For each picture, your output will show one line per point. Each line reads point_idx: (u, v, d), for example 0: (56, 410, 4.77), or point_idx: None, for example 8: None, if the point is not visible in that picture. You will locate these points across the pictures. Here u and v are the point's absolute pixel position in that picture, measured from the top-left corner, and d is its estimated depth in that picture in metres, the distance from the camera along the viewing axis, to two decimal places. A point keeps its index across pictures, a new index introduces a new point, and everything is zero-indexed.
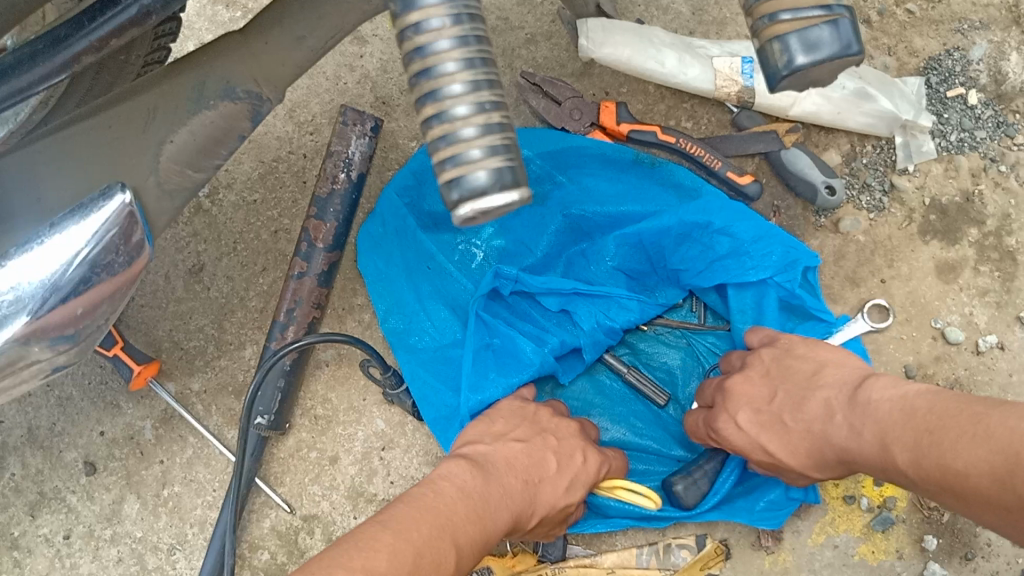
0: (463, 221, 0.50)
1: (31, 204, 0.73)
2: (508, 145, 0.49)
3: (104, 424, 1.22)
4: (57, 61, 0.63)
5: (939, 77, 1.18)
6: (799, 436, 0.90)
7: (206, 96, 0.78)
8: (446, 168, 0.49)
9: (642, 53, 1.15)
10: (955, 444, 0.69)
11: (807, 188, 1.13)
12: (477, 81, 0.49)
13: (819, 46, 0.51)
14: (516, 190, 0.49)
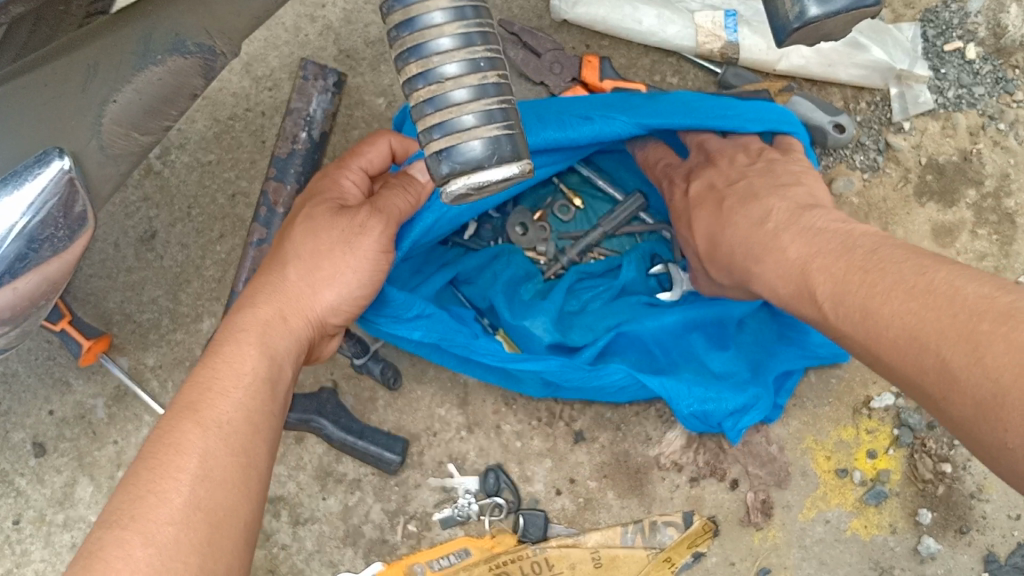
0: (451, 196, 0.43)
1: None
2: (506, 109, 0.42)
3: (53, 402, 1.14)
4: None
5: (936, 30, 1.12)
6: (732, 194, 0.91)
7: (154, 51, 0.70)
8: (434, 138, 0.42)
9: (618, 11, 1.09)
10: (868, 296, 0.67)
11: (815, 133, 1.07)
12: (469, 35, 0.41)
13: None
14: (516, 162, 0.42)
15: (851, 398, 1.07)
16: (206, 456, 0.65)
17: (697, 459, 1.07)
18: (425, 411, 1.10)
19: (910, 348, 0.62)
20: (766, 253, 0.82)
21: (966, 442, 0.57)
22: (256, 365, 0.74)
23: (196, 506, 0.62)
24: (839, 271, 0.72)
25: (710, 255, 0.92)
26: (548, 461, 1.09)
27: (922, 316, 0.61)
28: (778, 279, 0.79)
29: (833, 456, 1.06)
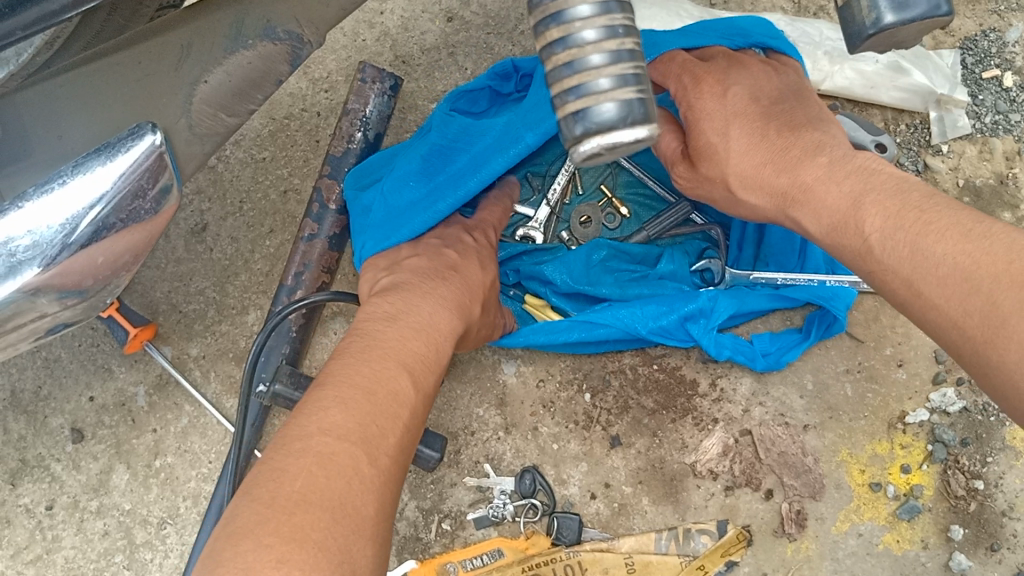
0: (584, 157, 0.45)
1: (52, 143, 0.65)
2: (639, 75, 0.44)
3: (94, 389, 1.16)
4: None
5: (974, 57, 1.15)
6: (779, 116, 0.87)
7: (244, 35, 0.72)
8: (569, 100, 0.44)
9: (669, 27, 1.13)
10: (923, 236, 0.69)
11: (858, 151, 1.09)
12: (607, 2, 0.44)
13: (909, 5, 0.55)
14: (645, 125, 0.44)
15: (887, 412, 1.10)
16: (322, 469, 0.66)
17: (733, 467, 1.09)
18: (463, 410, 1.12)
19: (960, 289, 0.64)
20: (817, 184, 0.81)
21: (1001, 387, 0.61)
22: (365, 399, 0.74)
23: (350, 435, 0.70)
24: (892, 208, 0.73)
25: (742, 182, 0.86)
26: (584, 464, 1.10)
27: (978, 259, 0.64)
28: (823, 210, 0.79)
29: (868, 470, 1.08)
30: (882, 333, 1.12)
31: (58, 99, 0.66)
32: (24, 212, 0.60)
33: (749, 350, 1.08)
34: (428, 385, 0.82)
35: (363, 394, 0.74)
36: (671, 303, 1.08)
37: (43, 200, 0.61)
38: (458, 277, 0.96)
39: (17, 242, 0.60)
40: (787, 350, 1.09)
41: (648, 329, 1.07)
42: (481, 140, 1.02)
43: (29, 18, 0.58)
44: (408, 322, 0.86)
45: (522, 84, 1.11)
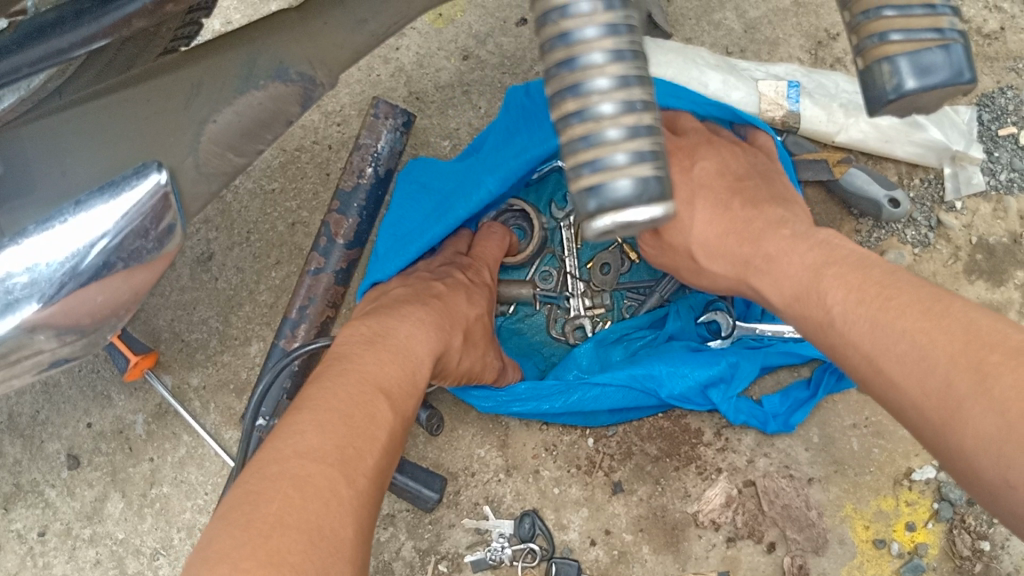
0: (597, 233, 0.45)
1: (55, 178, 0.64)
2: (656, 153, 0.44)
3: (92, 416, 1.14)
4: (104, 22, 0.58)
5: (992, 114, 1.17)
6: (744, 192, 0.90)
7: (256, 75, 0.71)
8: (583, 174, 0.44)
9: (685, 74, 1.14)
10: (883, 311, 0.68)
11: (871, 205, 1.12)
12: (626, 77, 0.43)
13: (931, 70, 0.50)
14: (660, 204, 0.43)
15: (894, 468, 1.08)
16: (291, 500, 0.64)
17: (735, 519, 1.07)
18: (465, 451, 1.11)
19: (917, 368, 0.64)
20: (780, 255, 0.82)
21: (959, 473, 0.61)
22: (341, 417, 0.73)
23: (327, 456, 0.68)
24: (853, 283, 0.73)
25: (711, 254, 0.89)
26: (584, 510, 1.09)
27: (934, 338, 0.64)
28: (787, 281, 0.80)
29: (872, 525, 1.07)
30: None
31: (65, 135, 0.65)
32: (21, 249, 0.59)
33: (761, 412, 1.08)
34: (409, 411, 0.81)
35: (333, 416, 0.72)
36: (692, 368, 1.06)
37: (42, 236, 0.59)
38: (441, 303, 0.96)
39: (15, 278, 0.59)
40: (796, 410, 1.07)
41: (669, 394, 1.05)
42: (455, 178, 1.09)
43: (38, 53, 0.58)
44: (386, 345, 0.85)
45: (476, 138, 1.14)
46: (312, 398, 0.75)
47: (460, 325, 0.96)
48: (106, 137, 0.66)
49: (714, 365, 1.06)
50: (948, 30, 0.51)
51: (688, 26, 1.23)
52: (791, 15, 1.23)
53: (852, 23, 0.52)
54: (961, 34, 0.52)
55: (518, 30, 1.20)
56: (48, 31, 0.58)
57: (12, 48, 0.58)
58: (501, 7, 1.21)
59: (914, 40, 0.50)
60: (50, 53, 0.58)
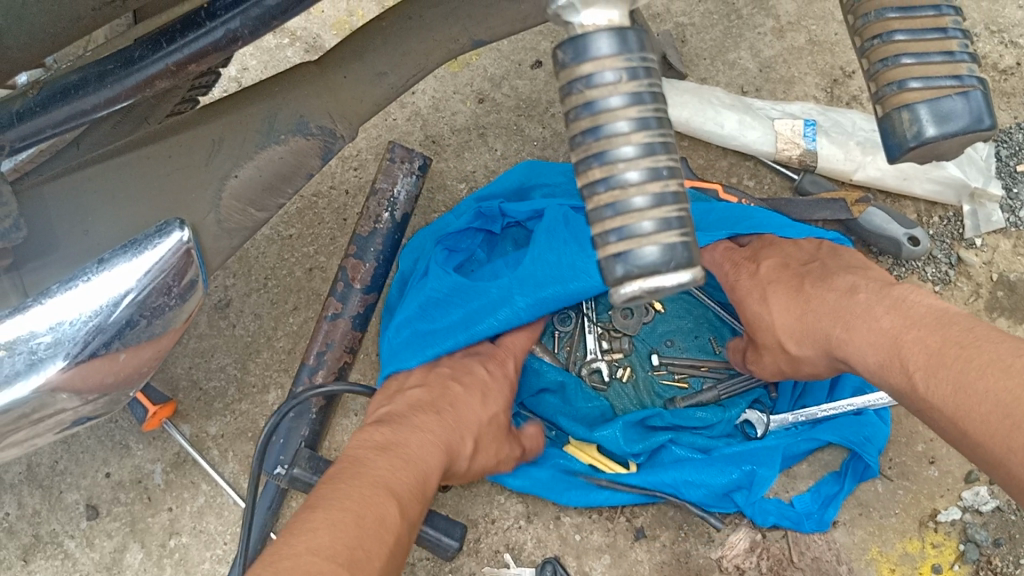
0: (624, 300, 0.43)
1: (77, 236, 0.63)
2: (682, 218, 0.43)
3: (111, 465, 1.14)
4: (126, 83, 0.58)
5: (1010, 150, 1.18)
6: (810, 275, 0.95)
7: (278, 130, 0.72)
8: (610, 241, 0.43)
9: (700, 115, 1.17)
10: (963, 373, 0.71)
11: (890, 243, 1.12)
12: (651, 145, 0.43)
13: (951, 117, 0.53)
14: (689, 270, 0.42)
15: (918, 510, 1.07)
16: None
17: (760, 564, 1.06)
18: (485, 497, 1.10)
19: (1002, 426, 0.66)
20: (857, 320, 0.84)
21: None
22: (350, 517, 0.73)
23: (336, 556, 0.69)
24: (934, 345, 0.75)
25: (799, 337, 0.92)
26: (607, 556, 1.08)
27: (1018, 396, 0.66)
28: (867, 347, 0.82)
29: (898, 568, 1.06)
30: (914, 429, 1.10)
31: (86, 192, 0.64)
32: (44, 309, 0.57)
33: (794, 513, 1.05)
34: (416, 514, 0.81)
35: (351, 517, 0.73)
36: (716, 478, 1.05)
37: (65, 295, 0.57)
38: (452, 410, 0.95)
39: (38, 339, 0.57)
40: (828, 507, 1.05)
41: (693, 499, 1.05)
42: (482, 295, 1.05)
43: (60, 115, 0.58)
44: (398, 453, 0.85)
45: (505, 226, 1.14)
46: (323, 498, 0.76)
47: (470, 434, 0.95)
48: (128, 197, 0.65)
49: (728, 474, 1.05)
50: (966, 77, 0.53)
51: (702, 66, 1.23)
52: (806, 53, 1.24)
53: (871, 74, 0.56)
54: (980, 79, 0.54)
55: (534, 73, 1.21)
56: (72, 92, 0.58)
57: (35, 109, 0.58)
58: (516, 51, 1.22)
59: (933, 88, 0.53)
60: (73, 114, 0.58)
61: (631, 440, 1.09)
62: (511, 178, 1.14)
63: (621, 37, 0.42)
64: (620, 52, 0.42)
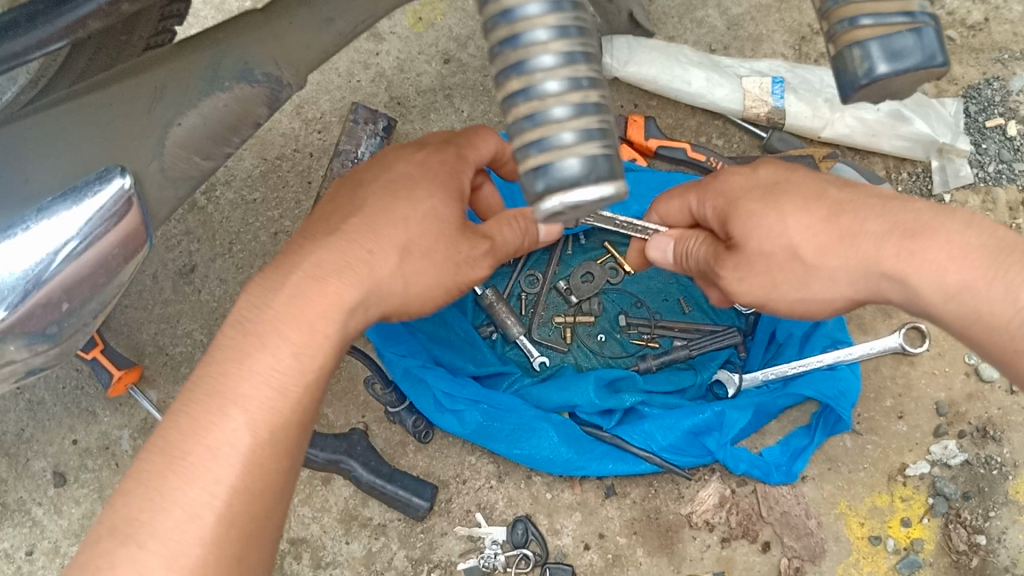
0: (546, 215, 0.43)
1: (17, 185, 0.60)
2: (603, 129, 0.43)
3: (78, 432, 1.13)
4: (59, 24, 0.56)
5: (978, 106, 1.17)
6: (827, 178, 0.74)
7: (222, 77, 0.68)
8: (531, 154, 0.42)
9: (668, 73, 1.16)
10: None
11: None
12: (571, 53, 0.42)
13: (904, 55, 0.48)
14: (611, 182, 0.42)
15: (887, 464, 1.08)
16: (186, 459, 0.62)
17: (729, 519, 1.06)
18: (456, 458, 1.09)
19: None
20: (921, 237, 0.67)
21: None
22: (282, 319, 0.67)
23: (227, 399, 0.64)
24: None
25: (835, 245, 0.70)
26: (577, 514, 1.08)
27: None
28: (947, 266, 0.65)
29: (867, 522, 1.06)
30: (882, 384, 1.10)
31: (25, 141, 0.62)
32: None
33: (765, 464, 1.04)
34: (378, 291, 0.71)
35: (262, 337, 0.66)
36: (681, 418, 1.05)
37: (7, 245, 0.57)
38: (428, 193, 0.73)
39: None
40: (797, 459, 1.05)
41: (660, 446, 1.05)
42: None
43: None
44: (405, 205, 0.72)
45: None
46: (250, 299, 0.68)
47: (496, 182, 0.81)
48: (68, 142, 0.62)
49: (700, 414, 1.04)
50: (920, 12, 0.49)
51: (670, 25, 1.22)
52: (774, 11, 1.23)
53: (823, 8, 0.50)
54: (933, 16, 0.49)
55: None
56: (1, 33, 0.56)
57: None
58: None
59: (885, 24, 0.48)
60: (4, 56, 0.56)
61: (601, 397, 1.06)
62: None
63: None
64: None
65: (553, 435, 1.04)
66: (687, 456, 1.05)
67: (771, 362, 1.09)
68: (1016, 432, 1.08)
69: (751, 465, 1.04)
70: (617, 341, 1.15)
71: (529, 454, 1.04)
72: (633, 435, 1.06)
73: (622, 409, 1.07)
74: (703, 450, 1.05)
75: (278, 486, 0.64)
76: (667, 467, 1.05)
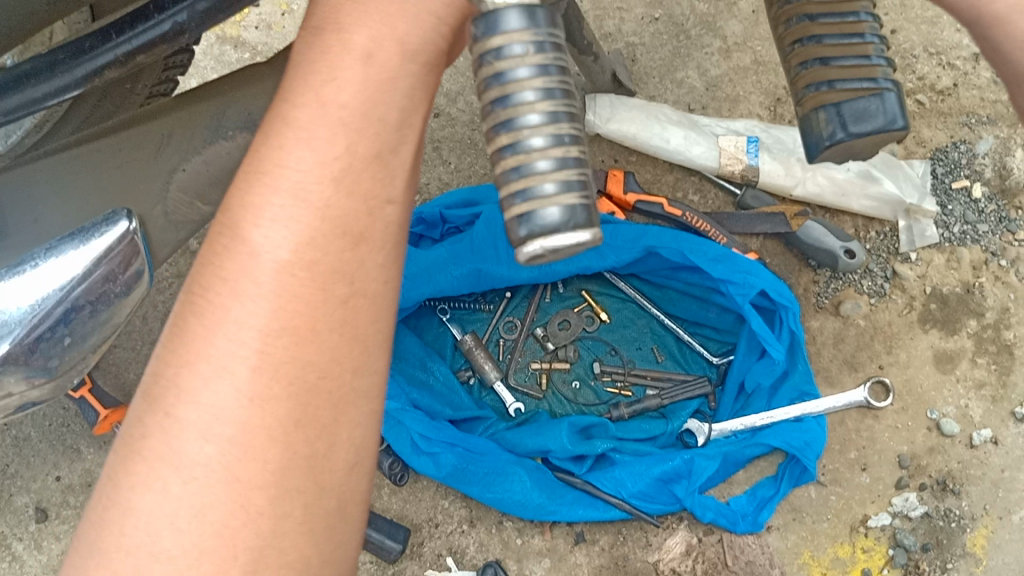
0: (528, 264, 0.42)
1: (27, 225, 0.62)
2: (585, 182, 0.42)
3: (61, 469, 1.15)
4: (76, 73, 0.60)
5: (945, 168, 1.21)
6: None
7: (225, 126, 0.71)
8: (514, 204, 0.41)
9: (647, 130, 1.20)
10: None
11: (827, 256, 1.15)
12: (556, 113, 0.41)
13: (866, 115, 0.52)
14: (590, 230, 0.41)
15: (850, 515, 1.10)
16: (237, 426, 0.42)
17: (695, 567, 1.08)
18: (429, 501, 1.12)
19: None
20: None
21: None
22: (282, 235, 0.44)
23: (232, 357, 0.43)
24: None
25: None
26: (547, 560, 1.10)
27: None
28: None
29: (829, 572, 1.09)
30: (847, 436, 1.12)
31: (36, 184, 0.64)
32: None
33: (732, 513, 1.07)
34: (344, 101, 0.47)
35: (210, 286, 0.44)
36: (651, 466, 1.07)
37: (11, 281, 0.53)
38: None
39: None
40: (762, 508, 1.07)
41: (630, 493, 1.07)
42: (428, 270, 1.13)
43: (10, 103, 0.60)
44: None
45: (446, 233, 1.17)
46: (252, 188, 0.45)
47: None
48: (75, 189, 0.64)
49: (669, 461, 1.07)
50: (883, 80, 0.53)
51: (651, 84, 1.27)
52: (751, 74, 1.27)
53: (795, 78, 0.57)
54: (899, 83, 0.54)
55: None
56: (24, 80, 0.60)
57: None
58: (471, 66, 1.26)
59: (848, 90, 0.53)
60: (22, 102, 0.60)
61: (573, 443, 1.09)
62: (458, 192, 1.16)
63: (528, 13, 0.41)
64: (528, 26, 0.41)
65: (526, 480, 1.07)
66: (656, 503, 1.07)
67: (739, 413, 1.12)
68: (974, 486, 1.11)
69: (717, 514, 1.06)
70: (591, 389, 1.18)
71: (501, 498, 1.06)
72: (604, 481, 1.08)
73: (594, 455, 1.10)
74: (672, 498, 1.07)
75: (327, 314, 0.44)
76: (636, 513, 1.07)
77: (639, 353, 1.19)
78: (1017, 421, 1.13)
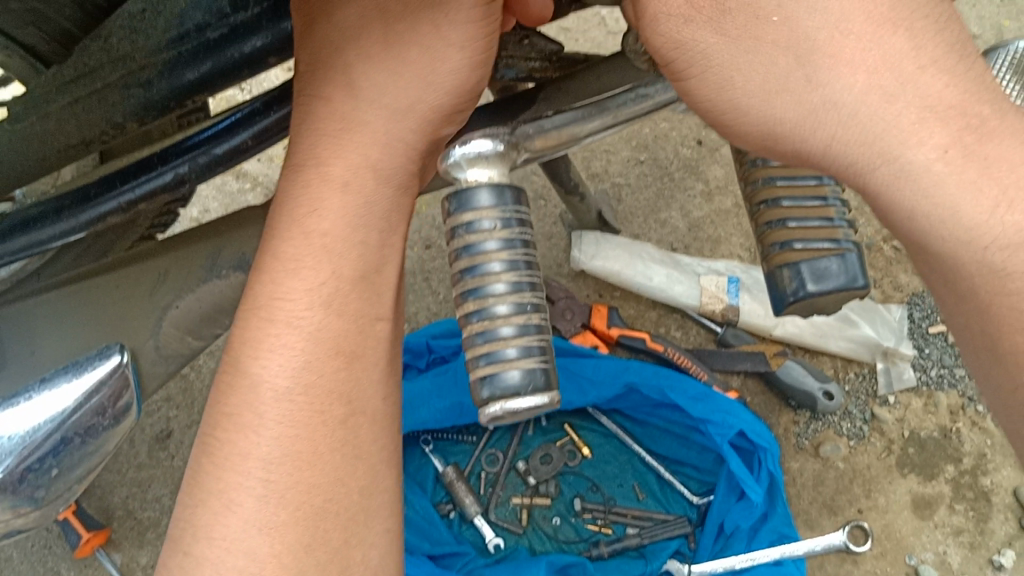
0: (490, 418, 0.48)
1: (23, 357, 0.65)
2: (544, 347, 0.49)
3: None
4: (81, 217, 0.64)
5: (922, 312, 1.24)
6: None
7: (219, 266, 0.71)
8: (480, 365, 0.48)
9: (631, 267, 1.24)
10: None
11: (806, 397, 1.17)
12: (519, 283, 0.50)
13: (827, 275, 0.61)
14: (547, 392, 0.48)
15: None
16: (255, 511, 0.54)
17: None
18: None
19: None
20: None
21: None
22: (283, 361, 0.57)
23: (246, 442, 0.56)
24: None
25: None
26: None
27: None
28: None
29: None
30: None
31: (37, 317, 0.67)
32: None
33: None
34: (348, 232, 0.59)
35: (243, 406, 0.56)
36: None
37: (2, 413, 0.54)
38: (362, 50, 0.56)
39: None
40: None
41: None
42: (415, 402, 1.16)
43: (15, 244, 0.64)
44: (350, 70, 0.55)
45: (431, 363, 1.20)
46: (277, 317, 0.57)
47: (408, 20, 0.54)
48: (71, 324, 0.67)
49: None
50: (843, 244, 0.61)
51: (636, 223, 1.32)
52: (733, 215, 1.32)
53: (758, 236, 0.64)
54: (852, 247, 0.62)
55: None
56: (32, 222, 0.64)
57: None
58: None
59: (811, 249, 0.61)
60: (26, 244, 0.63)
61: None
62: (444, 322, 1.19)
63: (499, 193, 0.50)
64: (497, 205, 0.50)
65: None
66: None
67: (717, 555, 1.11)
68: None
69: None
70: (571, 525, 1.18)
71: None
72: None
73: None
74: None
75: (332, 440, 0.56)
76: None
77: (620, 490, 1.19)
78: (995, 568, 1.14)
